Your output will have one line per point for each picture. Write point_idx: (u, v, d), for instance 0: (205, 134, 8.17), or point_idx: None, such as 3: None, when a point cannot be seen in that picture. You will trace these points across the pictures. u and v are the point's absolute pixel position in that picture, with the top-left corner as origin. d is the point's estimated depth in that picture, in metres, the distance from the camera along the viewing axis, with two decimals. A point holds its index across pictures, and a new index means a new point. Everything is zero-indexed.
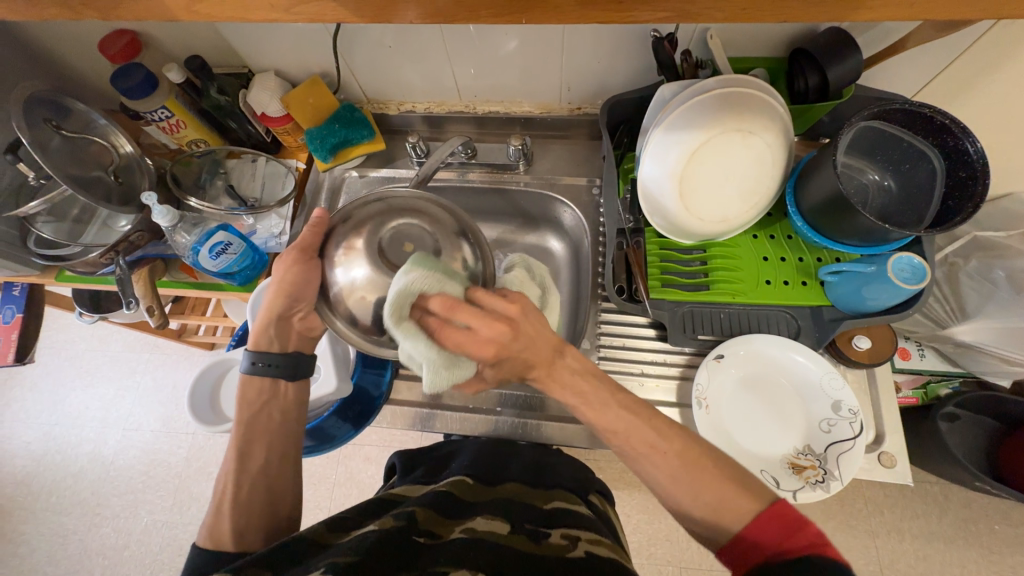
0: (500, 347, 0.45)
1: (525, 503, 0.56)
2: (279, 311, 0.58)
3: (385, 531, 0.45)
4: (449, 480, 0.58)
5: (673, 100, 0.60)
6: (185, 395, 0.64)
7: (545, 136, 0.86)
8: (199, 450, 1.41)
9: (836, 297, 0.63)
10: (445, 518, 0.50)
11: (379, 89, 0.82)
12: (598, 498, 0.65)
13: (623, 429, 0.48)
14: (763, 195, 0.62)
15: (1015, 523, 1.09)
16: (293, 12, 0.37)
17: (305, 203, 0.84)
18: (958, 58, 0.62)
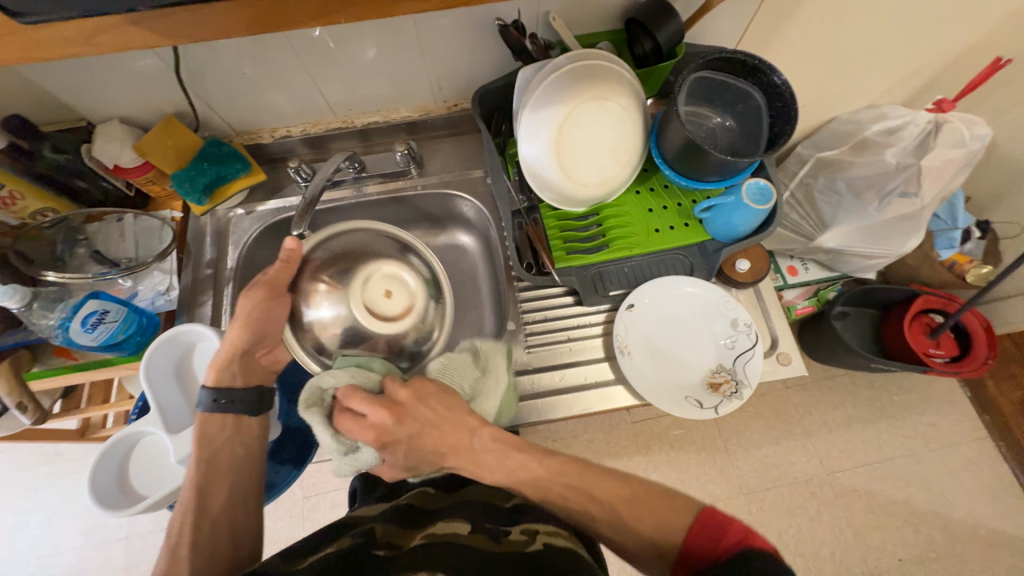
0: (380, 435, 0.49)
1: (487, 503, 0.57)
2: (244, 345, 0.60)
3: (341, 552, 0.44)
4: (411, 493, 0.59)
5: (532, 81, 0.64)
6: (85, 482, 0.57)
7: (431, 138, 0.87)
8: (137, 555, 1.25)
9: (713, 231, 0.71)
10: (404, 529, 0.50)
11: (245, 119, 0.78)
12: None
13: (558, 493, 0.54)
14: (632, 152, 0.68)
15: (908, 390, 1.29)
16: (98, 42, 0.34)
17: (190, 251, 0.78)
18: (759, 9, 0.72)
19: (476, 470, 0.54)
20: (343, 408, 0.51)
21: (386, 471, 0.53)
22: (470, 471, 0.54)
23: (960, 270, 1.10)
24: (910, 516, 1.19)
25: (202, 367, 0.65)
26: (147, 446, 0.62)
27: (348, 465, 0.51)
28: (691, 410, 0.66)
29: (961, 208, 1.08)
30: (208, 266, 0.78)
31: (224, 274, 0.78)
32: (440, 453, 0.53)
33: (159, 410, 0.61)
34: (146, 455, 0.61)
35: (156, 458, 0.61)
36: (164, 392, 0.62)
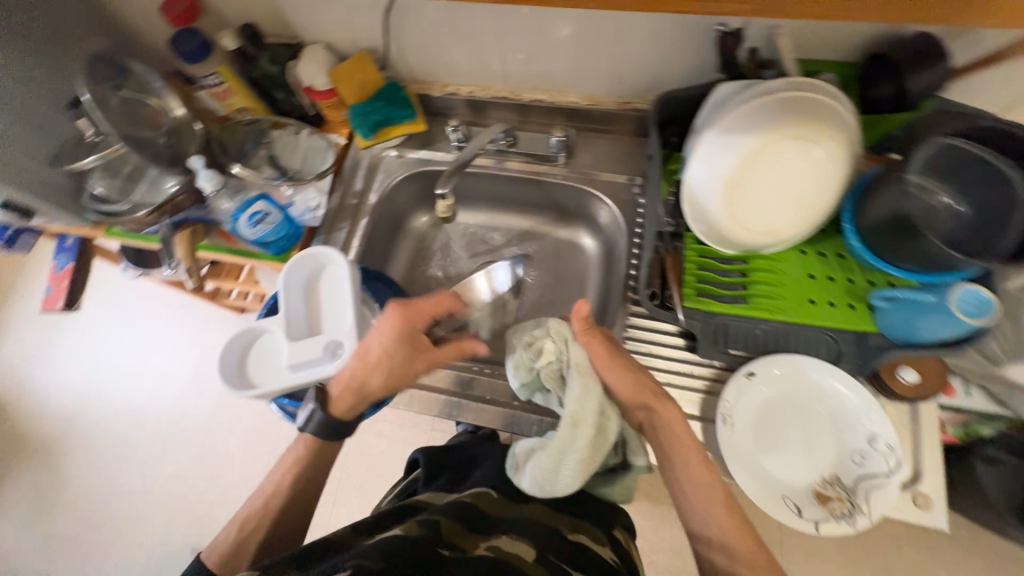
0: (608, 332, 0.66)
1: (550, 528, 0.59)
2: (373, 384, 0.63)
3: (412, 539, 0.49)
4: (473, 491, 0.62)
5: (731, 101, 0.57)
6: (216, 361, 0.65)
7: (589, 129, 0.83)
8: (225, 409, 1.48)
9: (885, 324, 0.59)
10: (468, 530, 0.53)
11: (425, 68, 0.81)
12: (622, 533, 0.66)
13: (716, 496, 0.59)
14: (818, 208, 0.58)
15: None
16: None
17: (342, 177, 0.84)
18: None
19: (673, 416, 0.61)
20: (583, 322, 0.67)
21: (598, 361, 0.62)
22: (665, 416, 0.61)
23: None
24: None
25: (327, 288, 0.70)
26: (267, 344, 0.69)
27: (561, 337, 0.63)
28: (788, 514, 0.57)
29: None
30: (354, 196, 0.83)
31: (365, 207, 0.82)
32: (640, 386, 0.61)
33: (285, 315, 0.68)
34: (264, 352, 0.68)
35: (271, 358, 0.67)
36: (294, 300, 0.69)
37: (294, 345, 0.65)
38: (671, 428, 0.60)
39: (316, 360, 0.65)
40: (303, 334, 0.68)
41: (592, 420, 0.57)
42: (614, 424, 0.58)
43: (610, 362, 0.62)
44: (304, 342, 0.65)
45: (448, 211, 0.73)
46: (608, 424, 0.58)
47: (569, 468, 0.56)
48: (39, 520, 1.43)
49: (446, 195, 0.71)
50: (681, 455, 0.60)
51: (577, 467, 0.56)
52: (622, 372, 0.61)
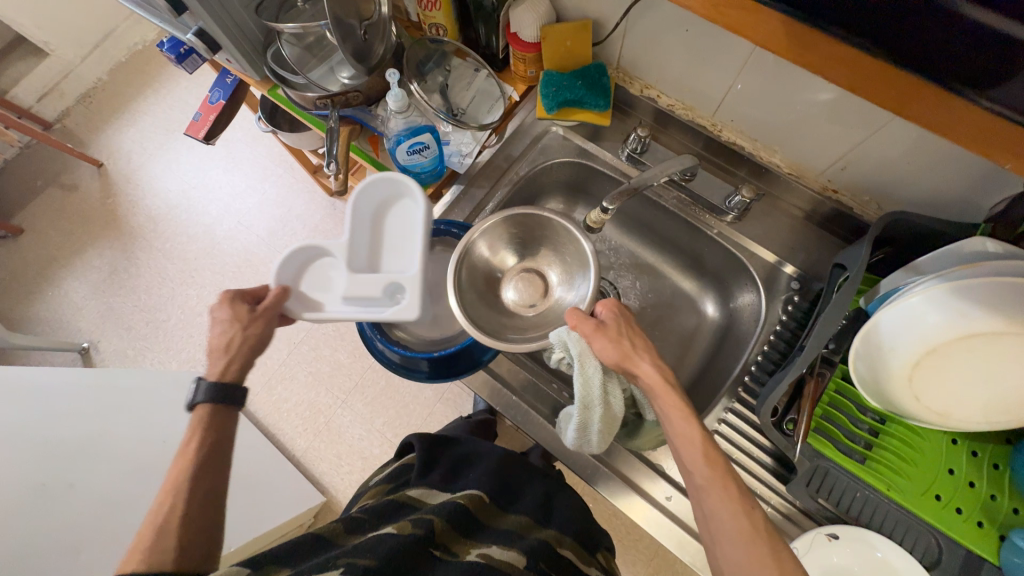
0: (603, 309, 0.61)
1: (545, 542, 0.60)
2: (228, 344, 0.60)
3: (408, 541, 0.53)
4: (468, 492, 0.64)
5: (986, 264, 0.47)
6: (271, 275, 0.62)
7: (772, 198, 0.74)
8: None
9: (1007, 561, 0.52)
10: (458, 532, 0.57)
11: (638, 63, 0.73)
12: (605, 556, 0.70)
13: (717, 475, 0.50)
14: (1014, 418, 0.50)
15: None
16: None
17: (502, 136, 0.80)
18: None
19: (660, 382, 0.55)
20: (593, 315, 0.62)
21: (608, 351, 0.57)
22: (654, 382, 0.56)
23: None
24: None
25: (399, 221, 0.67)
26: (324, 266, 0.64)
27: (566, 341, 0.60)
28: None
29: None
30: (506, 159, 0.79)
31: (512, 175, 0.79)
32: (631, 359, 0.57)
33: (349, 240, 0.63)
34: (317, 275, 0.64)
35: (321, 283, 0.64)
36: (361, 226, 0.65)
37: (353, 277, 0.62)
38: (660, 393, 0.55)
39: (373, 300, 0.62)
40: (362, 265, 0.64)
41: (598, 401, 0.59)
42: (617, 397, 0.60)
43: (601, 334, 0.58)
44: (363, 279, 0.61)
45: (596, 221, 0.72)
46: (614, 399, 0.60)
47: (595, 439, 0.62)
48: (106, 295, 1.59)
49: (608, 210, 0.69)
50: (672, 419, 0.54)
51: (603, 433, 0.61)
52: (609, 342, 0.57)
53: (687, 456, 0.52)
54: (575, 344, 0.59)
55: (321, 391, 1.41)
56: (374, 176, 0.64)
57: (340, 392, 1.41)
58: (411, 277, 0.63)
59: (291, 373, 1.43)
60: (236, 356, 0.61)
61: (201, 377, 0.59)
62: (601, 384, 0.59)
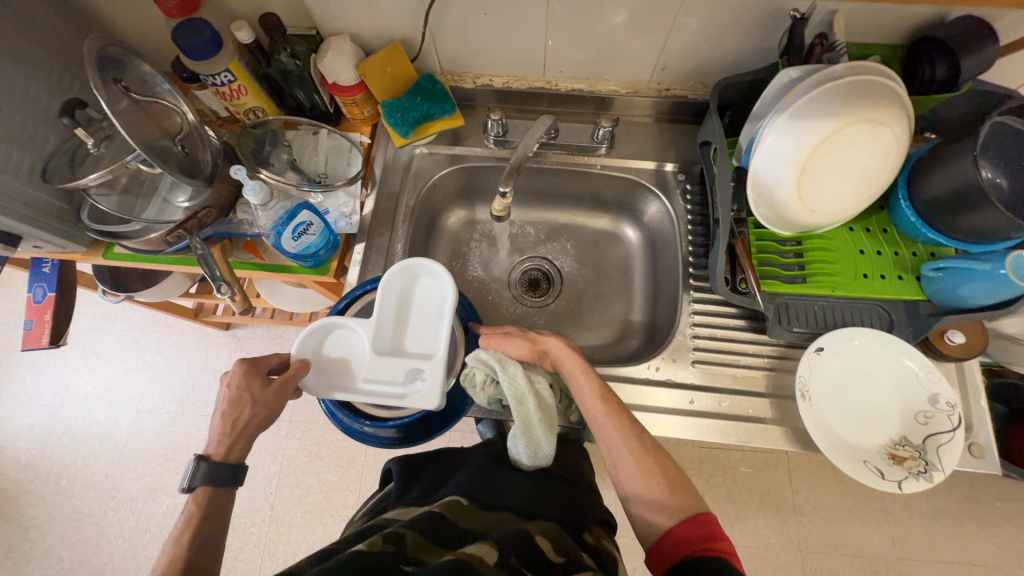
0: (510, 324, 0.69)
1: (519, 532, 0.59)
2: (238, 422, 0.56)
3: (375, 558, 0.52)
4: (445, 500, 0.64)
5: (797, 87, 0.58)
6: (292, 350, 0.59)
7: (626, 118, 0.82)
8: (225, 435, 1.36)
9: (934, 292, 0.64)
10: (427, 538, 0.57)
11: (458, 59, 0.76)
12: (594, 535, 0.67)
13: (615, 415, 0.60)
14: (878, 187, 0.61)
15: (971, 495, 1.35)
16: None
17: (373, 180, 0.79)
18: None
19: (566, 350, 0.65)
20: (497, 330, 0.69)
21: (519, 347, 0.65)
22: (561, 353, 0.65)
23: None
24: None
25: (425, 307, 0.61)
26: (343, 339, 0.60)
27: (480, 364, 0.64)
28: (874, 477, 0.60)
29: None
30: (390, 198, 0.78)
31: (403, 209, 0.78)
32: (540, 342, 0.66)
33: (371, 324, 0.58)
34: (338, 351, 0.59)
35: (342, 362, 0.59)
36: (387, 308, 0.60)
37: (373, 361, 0.56)
38: (567, 356, 0.64)
39: (391, 384, 0.56)
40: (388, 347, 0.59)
41: (529, 390, 0.63)
42: (544, 385, 0.64)
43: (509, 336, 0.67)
44: (386, 364, 0.56)
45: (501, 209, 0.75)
46: (540, 387, 0.64)
47: (547, 434, 0.62)
48: None
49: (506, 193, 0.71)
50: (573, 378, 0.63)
51: (544, 428, 0.62)
52: (518, 342, 0.66)
53: (589, 407, 0.62)
54: (491, 352, 0.64)
55: (328, 522, 1.27)
56: (424, 261, 0.61)
57: (347, 510, 1.28)
58: (432, 364, 0.56)
59: (286, 526, 1.27)
60: (240, 437, 0.56)
61: (199, 457, 0.53)
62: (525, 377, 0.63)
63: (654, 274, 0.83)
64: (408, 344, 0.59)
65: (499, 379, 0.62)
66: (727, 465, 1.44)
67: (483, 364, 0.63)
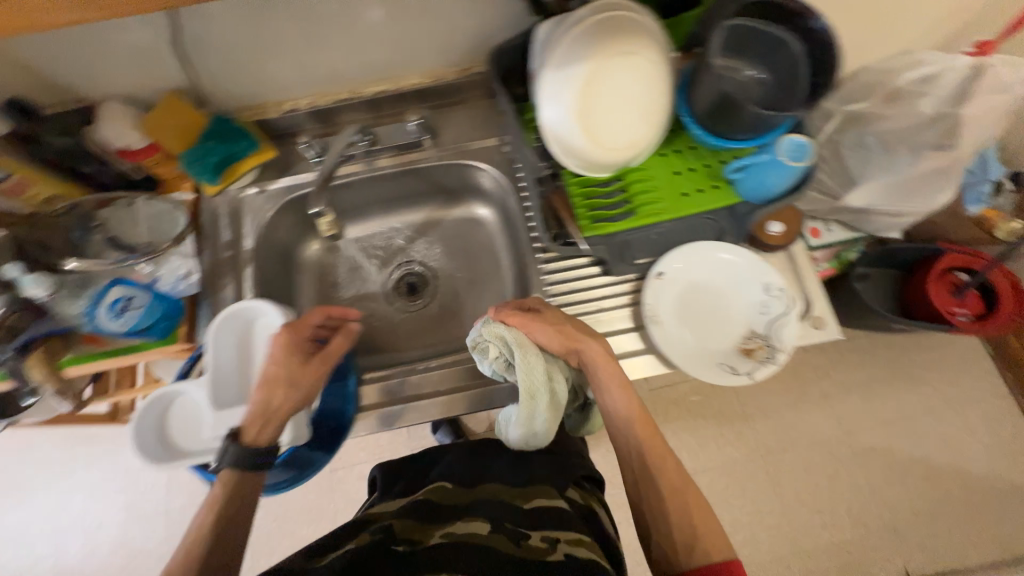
0: (529, 304, 0.66)
1: (507, 502, 0.63)
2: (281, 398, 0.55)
3: (362, 548, 0.52)
4: (429, 488, 0.66)
5: (551, 38, 0.60)
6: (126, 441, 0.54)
7: (443, 105, 0.83)
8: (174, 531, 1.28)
9: (745, 193, 0.67)
10: (423, 524, 0.58)
11: (250, 91, 0.74)
12: (577, 491, 0.71)
13: (649, 436, 0.64)
14: (661, 110, 0.64)
15: (892, 353, 1.46)
16: None
17: (206, 234, 0.76)
18: None
19: (607, 360, 0.64)
20: (521, 307, 0.66)
21: (557, 341, 0.63)
22: (600, 358, 0.64)
23: (991, 225, 1.25)
24: (902, 460, 1.39)
25: (265, 347, 0.59)
26: (186, 409, 0.57)
27: (494, 337, 0.62)
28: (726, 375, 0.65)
29: (993, 161, 1.21)
30: (226, 248, 0.76)
31: (242, 254, 0.75)
32: (574, 342, 0.63)
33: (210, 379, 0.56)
34: (184, 416, 0.56)
35: (189, 423, 0.56)
36: (225, 362, 0.58)
37: (218, 416, 0.55)
38: (604, 366, 0.64)
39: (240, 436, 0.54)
40: (231, 398, 0.57)
41: (545, 386, 0.61)
42: (562, 381, 0.63)
43: (533, 322, 0.63)
44: (230, 414, 0.55)
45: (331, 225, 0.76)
46: (558, 384, 0.63)
47: (547, 426, 0.64)
48: None
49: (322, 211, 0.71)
50: (602, 387, 0.64)
51: (548, 421, 0.63)
52: (551, 330, 0.63)
53: (629, 415, 0.64)
54: (513, 333, 0.61)
55: None
56: (252, 303, 0.61)
57: None
58: (279, 401, 0.56)
59: None
60: (275, 419, 0.54)
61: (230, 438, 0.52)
62: (548, 372, 0.62)
63: (510, 241, 0.85)
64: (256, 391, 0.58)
65: (515, 361, 0.61)
66: (682, 399, 1.48)
67: (508, 340, 0.61)
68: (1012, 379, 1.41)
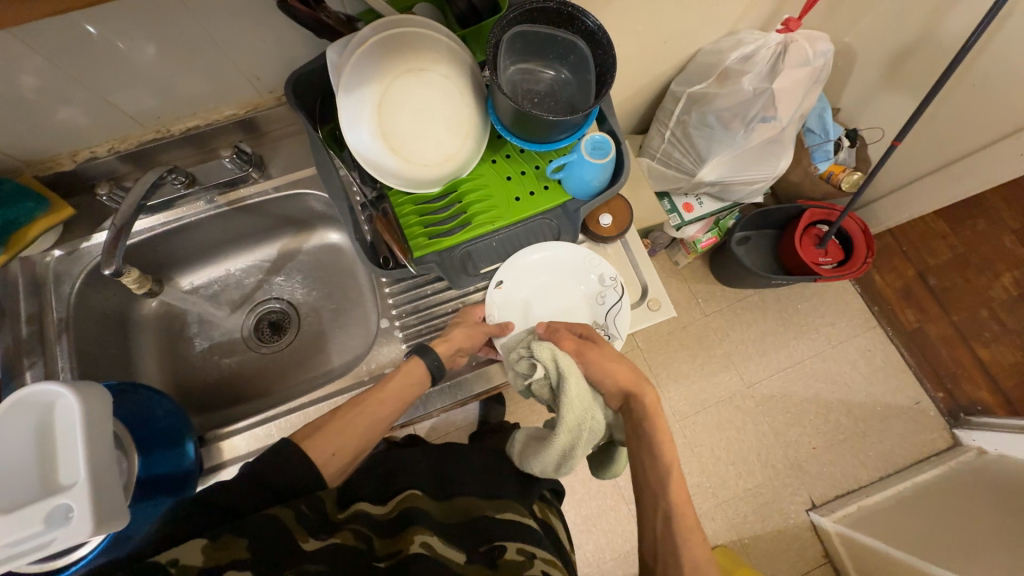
0: (587, 331, 0.72)
1: (485, 519, 0.61)
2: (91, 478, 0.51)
3: (344, 551, 0.49)
4: (403, 495, 0.60)
5: (338, 61, 0.58)
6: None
7: (270, 135, 0.79)
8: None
9: (570, 189, 0.70)
10: (400, 533, 0.54)
11: (30, 146, 0.67)
12: (540, 506, 0.73)
13: (681, 499, 0.58)
14: (470, 121, 0.64)
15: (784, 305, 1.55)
16: None
17: (5, 310, 0.67)
18: None
19: (655, 406, 0.65)
20: (584, 335, 0.72)
21: (621, 371, 0.67)
22: (650, 404, 0.66)
23: (837, 179, 1.38)
24: (801, 401, 1.47)
25: (66, 431, 0.53)
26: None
27: (547, 360, 0.65)
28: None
29: (829, 121, 1.33)
30: (30, 322, 0.68)
31: (49, 326, 0.68)
32: (628, 377, 0.67)
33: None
34: None
35: None
36: (10, 459, 0.51)
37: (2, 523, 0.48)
38: (654, 412, 0.65)
39: (34, 538, 0.48)
40: (25, 496, 0.51)
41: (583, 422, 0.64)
42: (599, 420, 0.66)
43: (589, 348, 0.68)
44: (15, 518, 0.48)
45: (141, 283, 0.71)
46: (592, 421, 0.65)
47: (579, 460, 0.66)
48: None
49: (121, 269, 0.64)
50: (644, 433, 0.64)
51: (579, 454, 0.65)
52: (600, 361, 0.67)
53: (664, 460, 0.61)
54: (564, 356, 0.64)
55: None
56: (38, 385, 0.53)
57: None
58: (77, 492, 0.50)
59: None
60: (100, 494, 0.51)
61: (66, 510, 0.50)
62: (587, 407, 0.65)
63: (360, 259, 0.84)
64: (56, 481, 0.52)
65: (564, 386, 0.64)
66: None
67: (557, 365, 0.64)
68: (884, 317, 1.51)
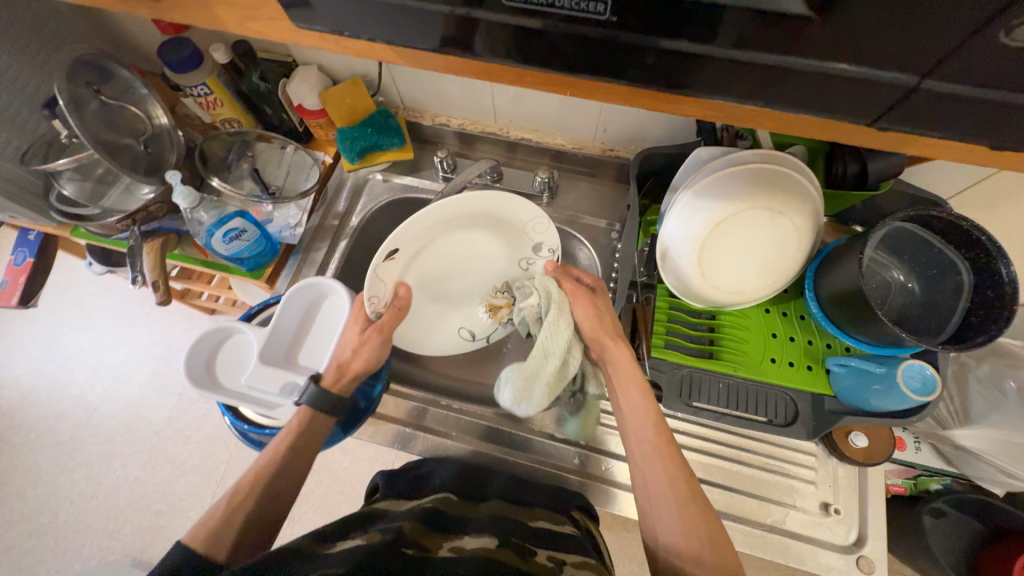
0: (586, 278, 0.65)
1: (510, 519, 0.56)
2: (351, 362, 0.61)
3: (376, 546, 0.44)
4: (436, 497, 0.60)
5: (708, 165, 0.59)
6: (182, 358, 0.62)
7: (572, 170, 0.85)
8: (159, 411, 1.34)
9: (839, 389, 0.60)
10: (431, 532, 0.50)
11: (417, 98, 0.81)
12: (580, 514, 0.62)
13: (679, 481, 0.52)
14: (783, 273, 0.61)
15: None
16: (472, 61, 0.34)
17: (325, 198, 0.83)
18: (983, 180, 0.62)
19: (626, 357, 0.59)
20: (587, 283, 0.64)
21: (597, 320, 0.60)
22: (622, 356, 0.59)
23: None
24: None
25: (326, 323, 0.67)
26: (236, 345, 0.65)
27: (541, 288, 0.61)
28: (466, 340, 0.75)
29: None
30: (334, 218, 0.84)
31: (346, 228, 0.83)
32: (602, 338, 0.60)
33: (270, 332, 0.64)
34: (233, 351, 0.64)
35: (237, 361, 0.64)
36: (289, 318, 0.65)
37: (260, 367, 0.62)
38: (627, 367, 0.59)
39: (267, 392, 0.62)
40: (277, 355, 0.64)
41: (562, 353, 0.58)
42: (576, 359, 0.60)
43: (582, 292, 0.61)
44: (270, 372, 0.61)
45: None
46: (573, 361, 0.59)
47: (539, 393, 0.60)
48: None
49: None
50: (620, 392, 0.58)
51: (546, 389, 0.60)
52: (588, 308, 0.60)
53: (641, 428, 0.55)
54: (559, 293, 0.60)
55: None
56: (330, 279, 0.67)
57: None
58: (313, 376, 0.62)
59: None
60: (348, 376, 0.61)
61: (313, 380, 0.59)
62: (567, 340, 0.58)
63: None
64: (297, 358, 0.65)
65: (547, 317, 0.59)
66: None
67: (552, 288, 0.60)
68: None
